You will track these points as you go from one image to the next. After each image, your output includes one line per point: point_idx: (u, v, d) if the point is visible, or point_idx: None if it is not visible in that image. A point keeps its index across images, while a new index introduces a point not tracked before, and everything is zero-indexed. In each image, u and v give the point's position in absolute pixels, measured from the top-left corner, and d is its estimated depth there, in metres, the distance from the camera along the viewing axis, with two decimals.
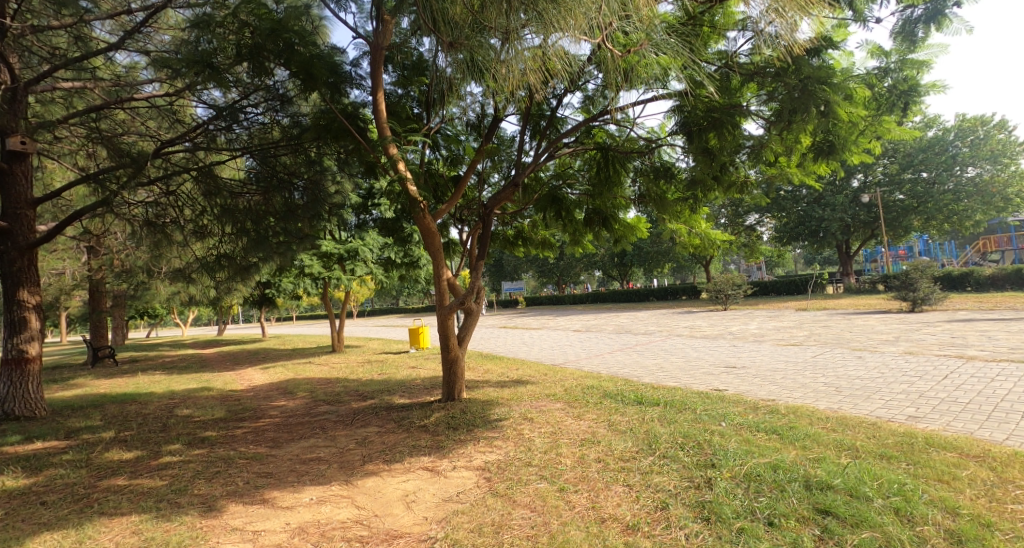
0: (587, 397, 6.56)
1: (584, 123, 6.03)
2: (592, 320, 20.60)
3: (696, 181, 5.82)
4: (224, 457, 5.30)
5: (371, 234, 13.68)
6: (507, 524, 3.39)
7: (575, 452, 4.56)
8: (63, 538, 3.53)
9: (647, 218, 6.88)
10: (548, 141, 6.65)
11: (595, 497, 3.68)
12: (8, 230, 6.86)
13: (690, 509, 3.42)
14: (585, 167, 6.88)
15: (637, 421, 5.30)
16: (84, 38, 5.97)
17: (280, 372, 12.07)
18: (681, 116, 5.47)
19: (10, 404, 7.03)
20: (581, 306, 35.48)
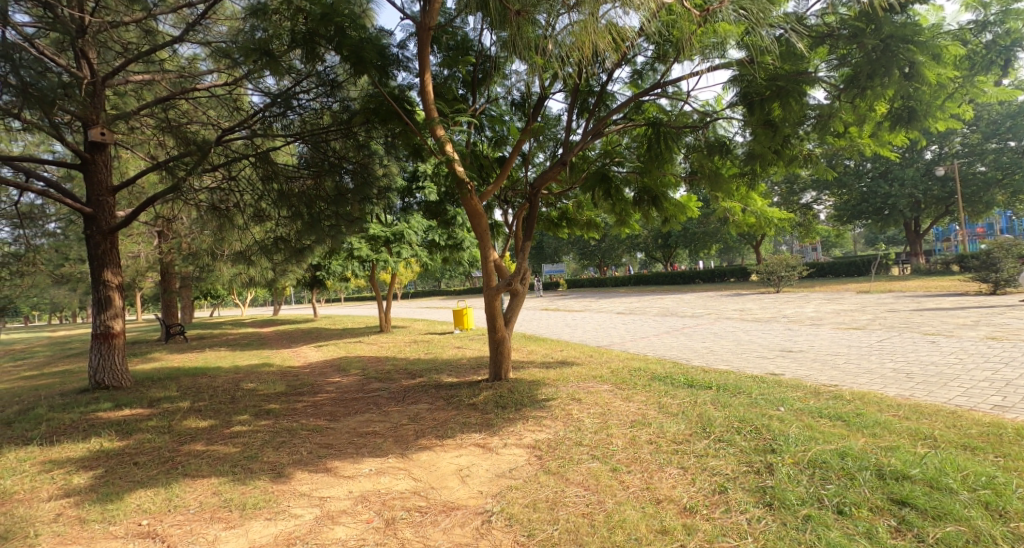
0: (635, 379, 6.49)
1: (634, 99, 5.81)
2: (637, 302, 20.27)
3: (755, 155, 5.57)
4: (288, 428, 5.59)
5: (416, 217, 14.08)
6: (562, 501, 3.42)
7: (626, 433, 4.53)
8: (155, 494, 3.84)
9: (699, 197, 6.61)
10: (597, 118, 6.50)
11: (649, 478, 3.65)
12: (93, 215, 7.37)
13: (751, 494, 3.34)
14: (634, 144, 6.67)
15: (689, 404, 5.20)
16: (152, 32, 6.31)
17: (333, 350, 12.57)
18: (741, 86, 5.28)
19: (101, 374, 7.69)
20: (625, 288, 34.95)
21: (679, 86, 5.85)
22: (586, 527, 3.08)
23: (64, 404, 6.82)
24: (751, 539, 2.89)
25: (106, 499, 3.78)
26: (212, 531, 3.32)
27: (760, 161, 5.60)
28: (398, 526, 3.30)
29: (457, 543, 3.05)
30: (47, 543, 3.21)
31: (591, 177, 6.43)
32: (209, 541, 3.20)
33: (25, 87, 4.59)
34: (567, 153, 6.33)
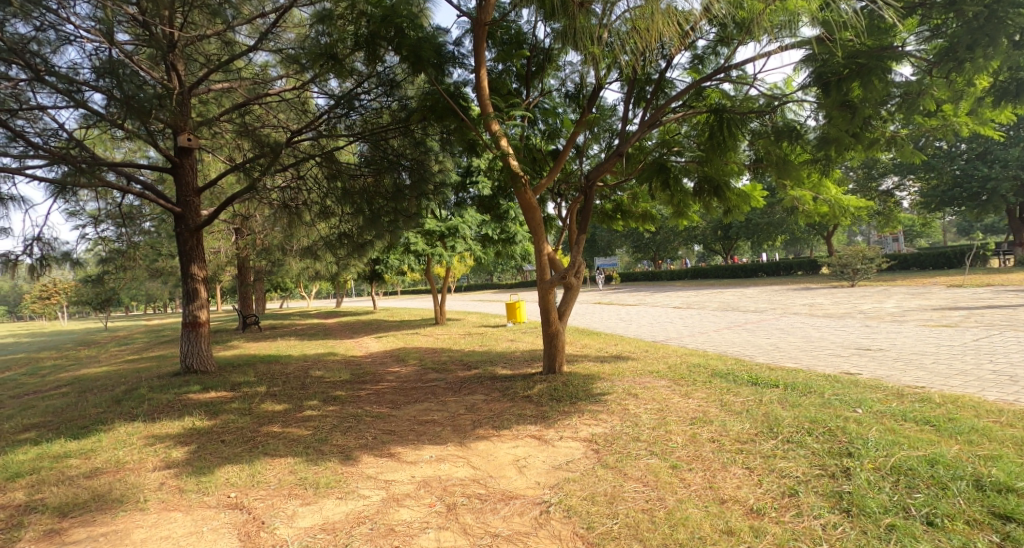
0: (694, 375, 6.38)
1: (695, 85, 5.66)
2: (696, 296, 19.72)
3: (829, 139, 5.20)
4: (354, 414, 5.91)
5: (470, 212, 14.45)
6: (621, 496, 3.46)
7: (686, 430, 4.49)
8: (241, 470, 4.20)
9: (765, 185, 6.35)
10: (655, 107, 6.38)
11: (712, 477, 3.62)
12: (181, 214, 8.02)
13: (826, 499, 3.25)
14: (695, 132, 6.51)
15: (754, 403, 5.07)
16: (231, 44, 6.77)
17: (393, 341, 13.07)
18: (813, 67, 5.04)
19: (191, 359, 8.39)
20: (683, 281, 34.03)
21: (744, 70, 5.66)
22: (646, 522, 3.11)
23: (160, 386, 7.51)
24: (826, 545, 2.82)
25: (200, 472, 4.18)
26: (290, 506, 3.60)
27: (836, 146, 5.20)
28: (459, 511, 3.45)
29: (517, 531, 3.16)
30: (153, 508, 3.59)
31: (646, 167, 6.20)
32: (289, 515, 3.47)
33: (127, 99, 5.09)
34: (623, 144, 6.23)
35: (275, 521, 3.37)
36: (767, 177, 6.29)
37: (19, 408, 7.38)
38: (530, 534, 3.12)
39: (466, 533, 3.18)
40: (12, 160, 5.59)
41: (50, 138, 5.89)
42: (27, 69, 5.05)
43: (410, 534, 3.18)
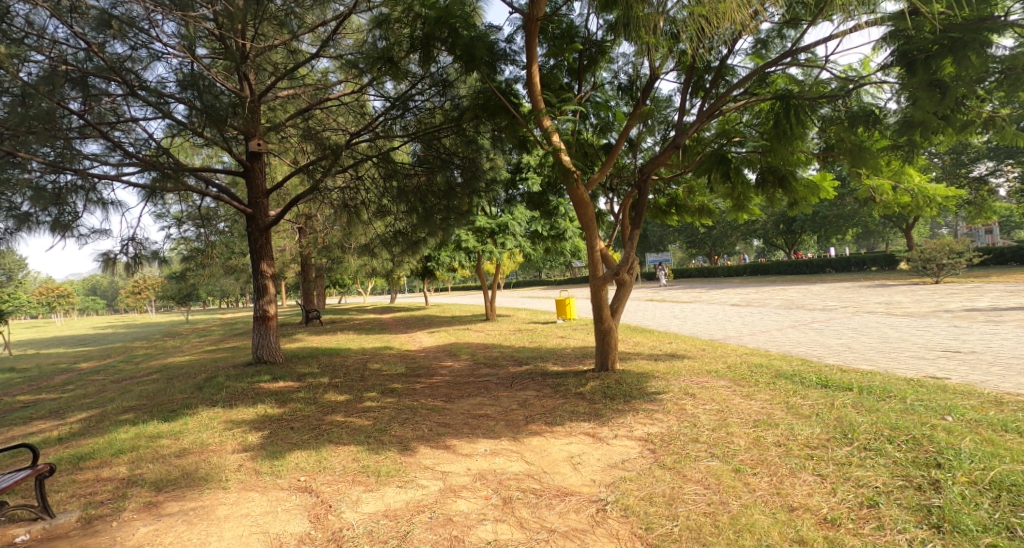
0: (756, 376, 6.14)
1: (759, 72, 5.41)
2: (757, 293, 18.86)
3: (914, 123, 4.82)
4: (411, 406, 6.09)
5: (520, 209, 14.52)
6: (680, 498, 3.40)
7: (749, 433, 4.35)
8: (309, 455, 4.43)
9: (836, 174, 5.99)
10: (715, 95, 6.17)
11: (779, 483, 3.50)
12: (252, 215, 8.50)
13: (911, 512, 3.07)
14: (758, 120, 6.28)
15: (824, 406, 4.84)
16: (295, 52, 7.09)
17: (446, 336, 13.34)
18: (897, 46, 4.75)
19: (261, 350, 8.90)
20: (742, 278, 32.69)
21: (813, 53, 5.39)
22: (708, 526, 3.05)
23: (234, 376, 8.00)
24: None
25: (273, 455, 4.44)
26: (354, 491, 3.76)
27: (921, 130, 4.81)
28: (515, 505, 3.50)
29: (573, 528, 3.17)
30: (234, 487, 3.85)
31: (705, 159, 6.15)
32: (353, 500, 3.62)
33: (207, 110, 5.60)
34: (680, 136, 6.03)
35: (341, 505, 3.53)
36: (839, 166, 5.95)
37: (115, 393, 8.06)
38: (586, 532, 3.12)
39: (522, 527, 3.22)
40: (110, 168, 6.10)
41: (142, 146, 6.38)
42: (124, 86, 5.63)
43: (467, 525, 3.26)
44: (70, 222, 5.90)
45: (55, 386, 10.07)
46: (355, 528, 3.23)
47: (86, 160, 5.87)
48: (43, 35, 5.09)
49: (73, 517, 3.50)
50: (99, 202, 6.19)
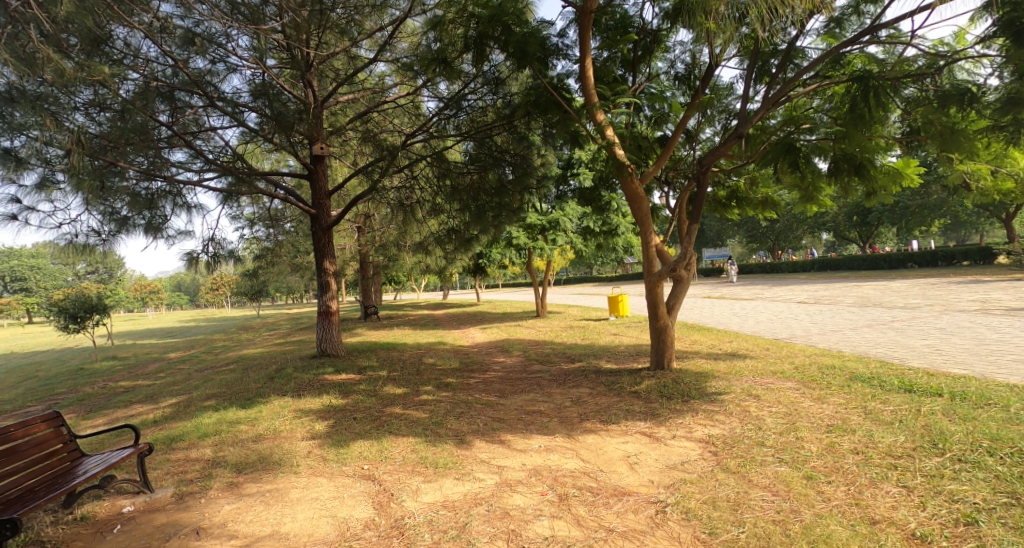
0: (828, 378, 5.84)
1: (834, 53, 5.09)
2: (828, 290, 17.85)
3: (1018, 99, 4.42)
4: (466, 400, 6.20)
5: (571, 205, 14.44)
6: (747, 503, 3.29)
7: (822, 439, 4.14)
8: (371, 445, 4.61)
9: (922, 160, 5.59)
10: (784, 80, 5.85)
11: (859, 493, 3.32)
12: (315, 216, 8.91)
13: (1017, 532, 2.83)
14: (830, 104, 5.92)
15: (908, 413, 4.54)
16: (355, 59, 7.36)
17: (498, 332, 13.48)
18: (997, 18, 4.34)
19: (324, 344, 9.32)
20: (810, 273, 31.03)
21: (895, 29, 5.05)
22: (778, 534, 2.94)
23: (301, 368, 8.42)
24: None
25: (338, 444, 4.65)
26: (414, 481, 3.88)
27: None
28: (572, 502, 3.50)
29: (633, 528, 3.14)
30: (304, 472, 4.07)
31: (771, 148, 5.60)
32: (414, 490, 3.74)
33: (277, 117, 6.01)
34: (743, 125, 5.78)
35: (403, 494, 3.66)
36: (924, 151, 5.56)
37: (199, 381, 8.69)
38: (646, 533, 3.09)
39: (580, 524, 3.22)
40: (193, 174, 6.56)
41: (220, 153, 6.82)
42: (206, 97, 6.07)
43: (524, 519, 3.29)
44: (160, 224, 6.45)
45: (148, 374, 10.98)
46: (415, 517, 3.34)
47: (173, 168, 6.35)
48: (138, 55, 5.41)
49: (168, 492, 3.80)
50: (183, 205, 6.68)
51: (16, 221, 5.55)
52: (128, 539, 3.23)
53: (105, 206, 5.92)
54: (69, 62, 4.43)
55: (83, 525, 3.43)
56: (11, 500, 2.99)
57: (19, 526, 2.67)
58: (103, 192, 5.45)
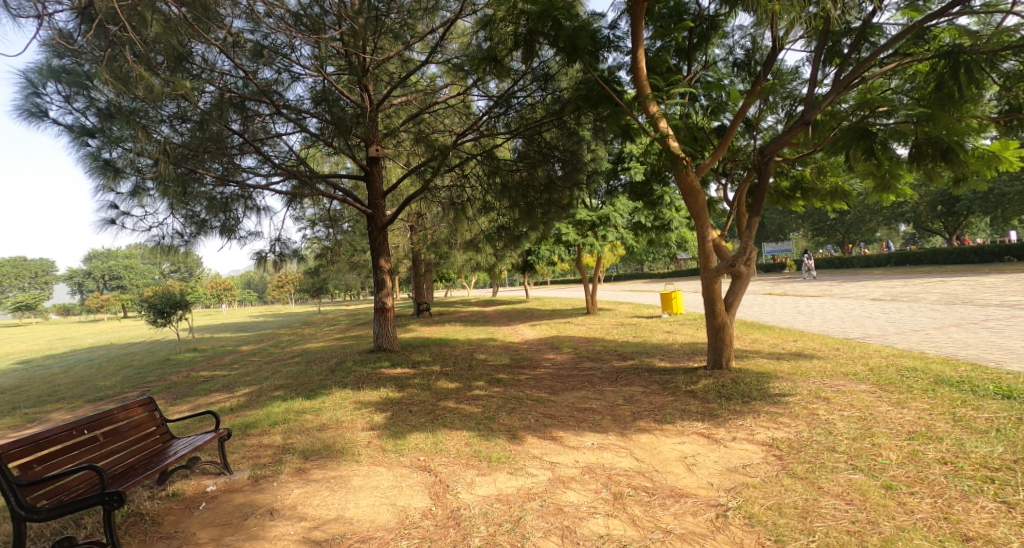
0: (908, 381, 5.48)
1: (915, 28, 4.73)
2: (907, 286, 16.66)
3: None
4: (517, 396, 6.26)
5: (621, 200, 14.21)
6: (817, 511, 3.15)
7: (903, 446, 3.91)
8: (427, 437, 4.74)
9: (1021, 140, 5.14)
10: (857, 60, 5.48)
11: (947, 507, 3.11)
12: (371, 215, 9.22)
13: None
14: (914, 85, 5.49)
15: (1005, 422, 4.18)
16: (408, 63, 7.54)
17: (547, 329, 13.48)
18: None
19: (380, 339, 9.64)
20: (886, 269, 29.12)
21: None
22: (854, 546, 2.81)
23: (359, 361, 8.75)
24: None
25: (396, 435, 4.81)
26: (469, 474, 3.96)
27: None
28: (626, 501, 3.47)
29: (692, 531, 3.08)
30: (365, 461, 4.24)
31: (843, 133, 5.18)
32: (468, 482, 3.82)
33: (337, 122, 6.26)
34: (810, 111, 5.47)
35: (458, 486, 3.74)
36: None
37: (268, 372, 9.21)
38: (706, 537, 3.02)
39: (636, 524, 3.19)
40: (261, 178, 6.94)
41: (285, 158, 7.17)
42: (273, 106, 6.39)
43: (578, 516, 3.29)
44: (233, 226, 6.88)
45: (224, 365, 11.77)
46: (471, 509, 3.41)
47: (244, 173, 6.77)
48: (214, 70, 5.78)
49: (245, 475, 4.07)
50: (253, 207, 7.08)
51: (112, 225, 6.05)
52: (212, 516, 3.48)
53: (187, 210, 6.45)
54: (158, 80, 4.79)
55: (173, 501, 3.72)
56: (115, 476, 3.29)
57: (124, 498, 2.92)
58: (185, 197, 5.88)
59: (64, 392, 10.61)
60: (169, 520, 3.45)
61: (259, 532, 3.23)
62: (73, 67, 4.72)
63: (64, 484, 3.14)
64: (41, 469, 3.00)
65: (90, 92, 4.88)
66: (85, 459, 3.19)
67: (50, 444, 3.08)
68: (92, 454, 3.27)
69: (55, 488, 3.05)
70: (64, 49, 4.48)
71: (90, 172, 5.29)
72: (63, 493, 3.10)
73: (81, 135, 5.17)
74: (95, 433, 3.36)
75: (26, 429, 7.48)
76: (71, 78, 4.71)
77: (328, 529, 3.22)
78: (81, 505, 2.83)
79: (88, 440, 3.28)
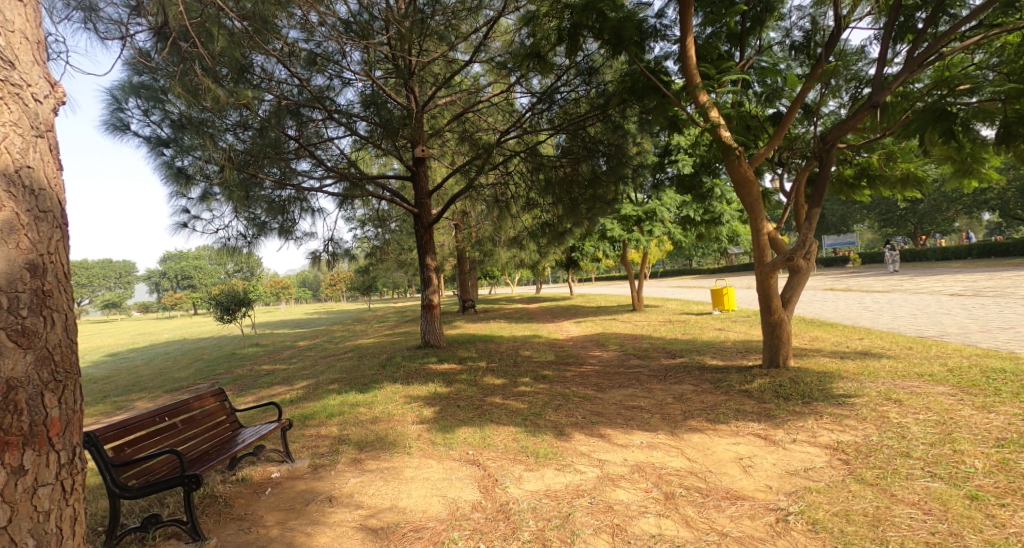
0: (993, 384, 5.07)
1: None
2: (991, 281, 15.37)
3: None
4: (563, 393, 6.21)
5: (669, 194, 13.86)
6: (891, 520, 2.95)
7: (988, 454, 3.61)
8: (475, 432, 4.77)
9: None
10: (932, 36, 5.08)
11: None
12: (418, 214, 9.38)
13: None
14: (1001, 60, 5.09)
15: None
16: (452, 64, 7.59)
17: (592, 326, 13.34)
18: None
19: (427, 336, 9.80)
20: (964, 261, 27.06)
21: None
22: None
23: (408, 357, 8.95)
24: None
25: (445, 429, 4.87)
26: (517, 469, 3.96)
27: None
28: (679, 502, 3.37)
29: (750, 535, 2.95)
30: (416, 453, 4.31)
31: (918, 116, 4.76)
32: (516, 477, 3.81)
33: (385, 124, 6.45)
34: (878, 93, 5.11)
35: (506, 481, 3.74)
36: None
37: (323, 366, 9.57)
38: (765, 541, 2.90)
39: (689, 525, 3.10)
40: (315, 181, 7.17)
41: (336, 161, 7.38)
42: (325, 111, 6.62)
43: (629, 515, 3.23)
44: (290, 227, 7.17)
45: (282, 359, 12.33)
46: (520, 504, 3.40)
47: (299, 176, 6.98)
48: (272, 79, 5.98)
49: (305, 463, 4.22)
50: (307, 208, 7.34)
51: (184, 228, 6.42)
52: (277, 500, 3.62)
53: (249, 213, 6.76)
54: (223, 91, 5.01)
55: (242, 485, 3.91)
56: (193, 460, 3.47)
57: (202, 480, 3.07)
58: (246, 200, 6.16)
59: (143, 382, 11.38)
60: (239, 503, 3.62)
61: (320, 518, 3.33)
62: (151, 83, 5.09)
63: (149, 466, 3.33)
64: (130, 452, 3.20)
65: (166, 105, 5.24)
66: (167, 444, 3.39)
67: (137, 428, 3.29)
68: (173, 439, 3.47)
69: (143, 469, 3.25)
70: (143, 67, 4.90)
71: (165, 179, 5.65)
72: (149, 474, 3.29)
73: (157, 145, 5.51)
74: (174, 420, 3.57)
75: (114, 416, 8.09)
76: (149, 94, 5.07)
77: (383, 518, 3.29)
78: (165, 485, 2.99)
79: (168, 427, 3.49)
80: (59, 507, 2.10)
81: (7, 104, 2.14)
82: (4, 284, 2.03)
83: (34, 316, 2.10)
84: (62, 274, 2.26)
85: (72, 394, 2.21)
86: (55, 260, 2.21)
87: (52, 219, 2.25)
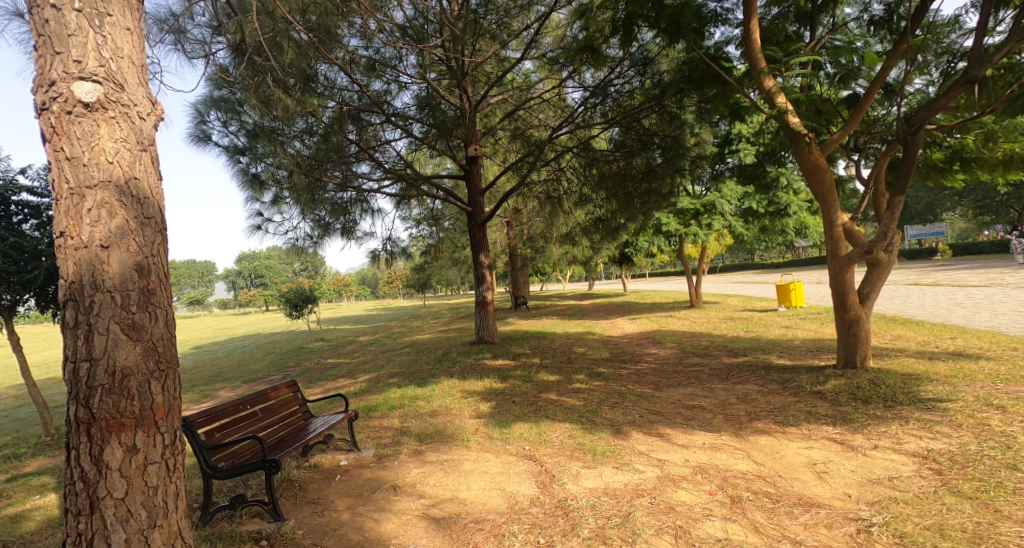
0: None
1: None
2: None
3: None
4: (619, 391, 6.07)
5: (729, 186, 13.26)
6: (995, 538, 2.67)
7: None
8: (530, 428, 4.74)
9: None
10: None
11: None
12: (471, 212, 9.44)
13: None
14: None
15: None
16: (503, 61, 7.57)
17: (648, 323, 13.01)
18: None
19: (481, 333, 9.86)
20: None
21: None
22: None
23: (463, 352, 9.05)
24: None
25: (501, 424, 4.87)
26: (574, 465, 3.90)
27: None
28: (746, 506, 3.20)
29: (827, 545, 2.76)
30: (474, 447, 4.33)
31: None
32: (574, 474, 3.75)
33: (439, 124, 6.53)
34: (976, 67, 4.64)
35: (564, 477, 3.69)
36: None
37: (383, 361, 9.86)
38: None
39: (758, 531, 2.93)
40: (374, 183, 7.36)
41: (393, 162, 7.53)
42: (383, 115, 6.72)
43: (693, 517, 3.09)
44: (352, 227, 7.41)
45: (344, 353, 12.82)
46: (579, 500, 3.34)
47: (360, 178, 7.19)
48: (334, 86, 6.15)
49: (370, 453, 4.34)
50: (366, 209, 7.54)
51: (258, 230, 6.77)
52: (345, 487, 3.74)
53: (314, 214, 7.01)
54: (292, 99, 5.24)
55: (314, 471, 4.06)
56: (272, 446, 3.63)
57: (282, 465, 3.19)
58: (312, 201, 6.41)
59: (222, 374, 12.17)
60: (313, 488, 3.76)
61: (385, 505, 3.40)
62: (229, 96, 5.37)
63: (236, 450, 3.51)
64: (220, 436, 3.39)
65: (242, 116, 5.53)
66: (249, 430, 3.57)
67: (225, 415, 3.49)
68: (254, 426, 3.65)
69: (230, 453, 3.43)
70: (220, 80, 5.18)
71: (241, 185, 6.00)
72: (236, 458, 3.47)
73: (234, 153, 5.83)
74: (255, 408, 3.74)
75: (198, 403, 8.70)
76: (228, 107, 5.38)
77: (445, 508, 3.32)
78: (249, 468, 3.14)
79: (250, 415, 3.67)
80: (165, 483, 2.22)
81: (118, 123, 2.23)
82: (118, 283, 2.15)
83: (143, 311, 2.20)
84: (164, 273, 2.35)
85: (174, 381, 2.31)
86: (158, 261, 2.30)
87: (156, 225, 2.33)
